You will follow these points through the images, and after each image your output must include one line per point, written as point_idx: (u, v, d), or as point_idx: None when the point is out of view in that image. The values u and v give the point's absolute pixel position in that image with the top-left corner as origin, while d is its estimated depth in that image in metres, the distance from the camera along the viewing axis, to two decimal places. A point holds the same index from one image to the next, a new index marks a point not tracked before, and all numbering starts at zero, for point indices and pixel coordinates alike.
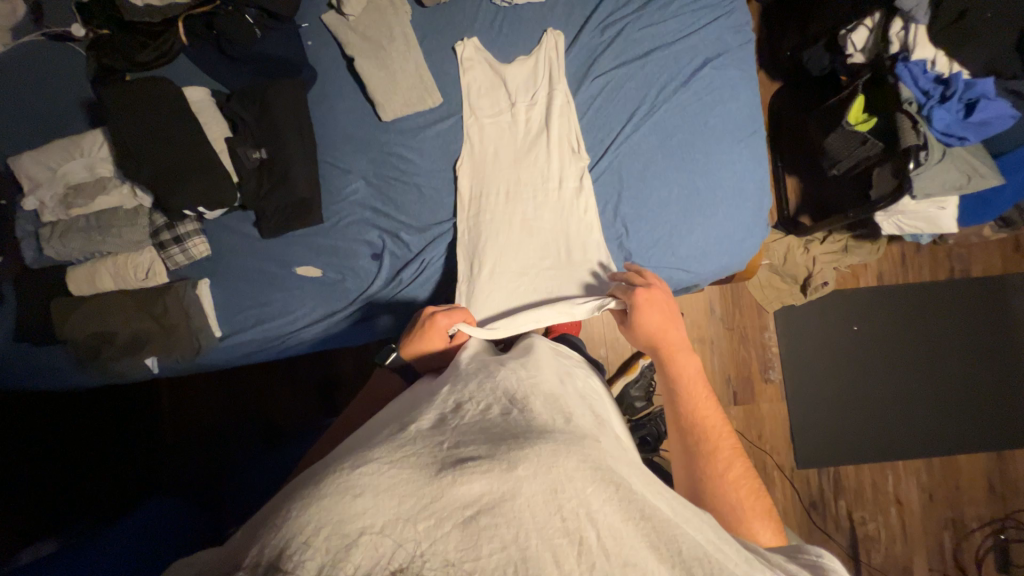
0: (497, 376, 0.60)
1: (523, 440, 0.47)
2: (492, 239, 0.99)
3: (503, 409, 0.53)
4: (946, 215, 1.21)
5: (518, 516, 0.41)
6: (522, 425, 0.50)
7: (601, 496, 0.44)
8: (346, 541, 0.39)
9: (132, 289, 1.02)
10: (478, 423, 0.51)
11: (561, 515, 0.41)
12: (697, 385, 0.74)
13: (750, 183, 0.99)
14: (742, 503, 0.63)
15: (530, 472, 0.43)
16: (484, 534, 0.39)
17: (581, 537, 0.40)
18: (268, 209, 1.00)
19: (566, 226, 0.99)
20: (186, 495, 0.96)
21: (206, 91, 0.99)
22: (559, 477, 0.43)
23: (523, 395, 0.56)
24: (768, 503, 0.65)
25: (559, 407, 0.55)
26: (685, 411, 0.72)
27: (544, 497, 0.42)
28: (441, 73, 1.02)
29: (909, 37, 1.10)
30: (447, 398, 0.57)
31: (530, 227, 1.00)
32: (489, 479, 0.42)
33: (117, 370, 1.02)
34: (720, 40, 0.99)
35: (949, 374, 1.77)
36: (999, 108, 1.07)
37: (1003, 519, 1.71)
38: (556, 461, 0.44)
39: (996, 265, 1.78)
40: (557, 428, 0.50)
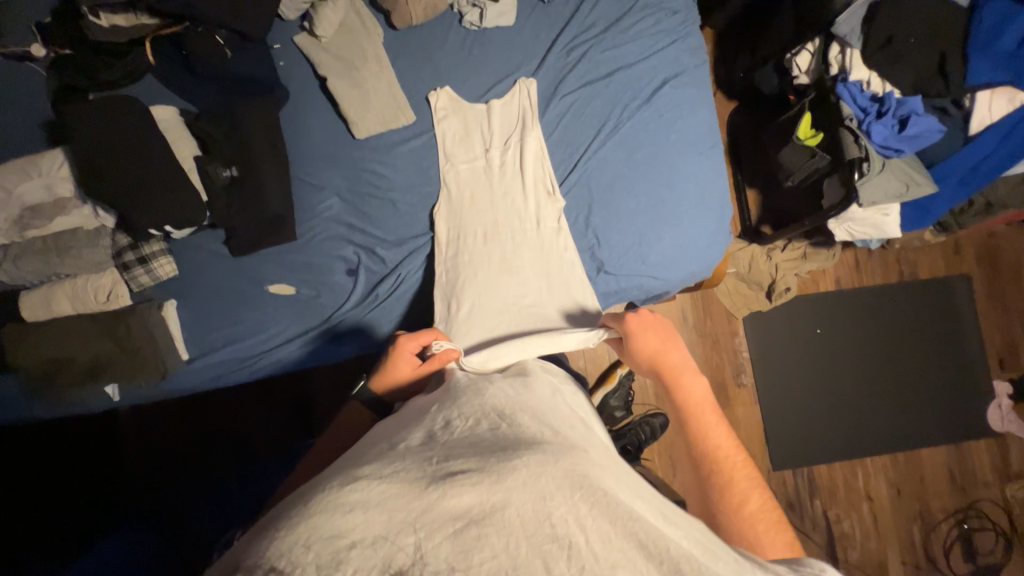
0: (485, 395, 0.64)
1: (511, 452, 0.48)
2: (471, 277, 0.99)
3: (491, 424, 0.55)
4: (890, 221, 1.30)
5: (509, 523, 0.41)
6: (510, 437, 0.51)
7: (590, 500, 0.43)
8: (336, 556, 0.38)
9: (92, 313, 0.97)
10: (467, 438, 0.52)
11: (553, 521, 0.41)
12: (702, 404, 0.73)
13: (712, 193, 1.04)
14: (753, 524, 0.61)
15: (521, 481, 0.43)
16: (477, 545, 0.39)
17: (570, 543, 0.40)
18: (240, 226, 0.99)
19: (546, 262, 1.01)
20: (148, 529, 0.90)
21: (174, 111, 0.98)
22: (547, 486, 0.44)
23: (510, 412, 0.59)
24: (784, 524, 0.63)
25: (545, 422, 0.58)
26: (694, 437, 0.71)
27: (533, 506, 0.42)
28: (413, 92, 1.05)
29: (846, 60, 1.21)
30: (437, 417, 0.59)
31: (509, 263, 1.01)
32: (479, 488, 0.43)
33: (72, 400, 0.96)
34: (677, 61, 1.05)
35: (906, 372, 1.87)
36: (928, 124, 1.18)
37: (966, 509, 1.79)
38: (544, 470, 0.45)
39: (940, 267, 1.91)
40: (544, 440, 0.52)
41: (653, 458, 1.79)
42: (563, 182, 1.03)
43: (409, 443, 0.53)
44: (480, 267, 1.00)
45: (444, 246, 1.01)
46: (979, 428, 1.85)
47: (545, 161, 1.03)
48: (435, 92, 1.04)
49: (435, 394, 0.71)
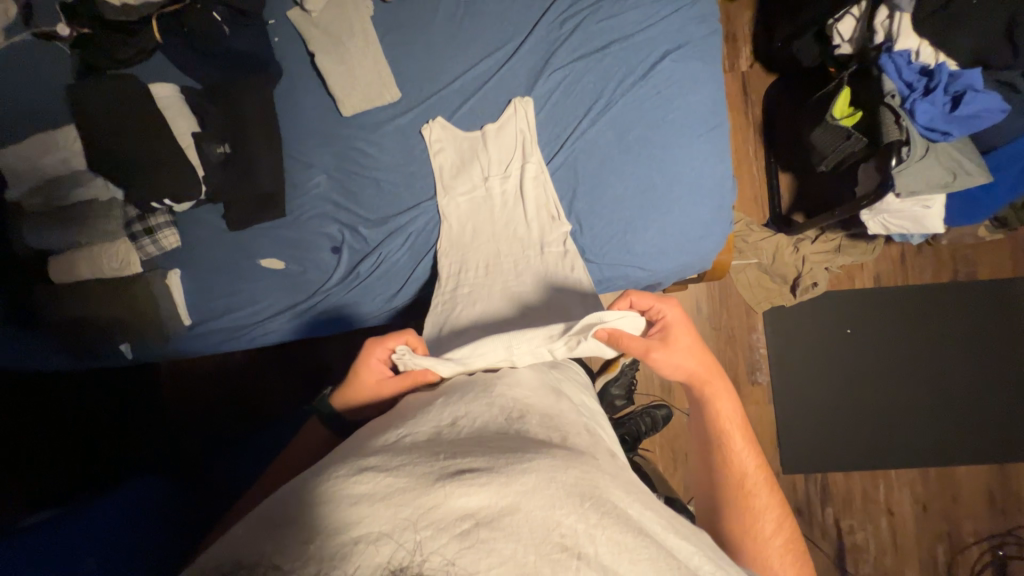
0: (494, 392, 0.62)
1: (521, 455, 0.48)
2: (466, 308, 0.92)
3: (500, 427, 0.55)
4: (932, 214, 1.14)
5: (514, 525, 0.42)
6: (516, 441, 0.52)
7: (599, 510, 0.45)
8: (354, 540, 0.41)
9: (104, 278, 1.06)
10: (475, 437, 0.53)
11: (562, 528, 0.43)
12: (732, 426, 0.78)
13: (712, 178, 0.96)
14: (765, 546, 0.70)
15: (529, 487, 0.44)
16: (485, 542, 0.41)
17: (579, 552, 0.42)
18: (234, 202, 1.04)
19: (548, 287, 0.92)
20: (171, 479, 1.04)
21: (174, 88, 1.02)
22: (555, 494, 0.45)
23: (518, 413, 0.58)
24: (790, 537, 0.73)
25: (553, 425, 0.58)
26: (718, 454, 0.77)
27: (541, 513, 0.43)
28: (401, 67, 1.02)
29: (893, 26, 1.06)
30: (451, 411, 0.58)
31: (508, 293, 0.93)
32: (486, 491, 0.43)
33: (93, 352, 1.09)
34: (682, 31, 0.96)
35: (951, 381, 1.69)
36: (987, 102, 1.01)
37: (1004, 535, 1.63)
38: (554, 478, 0.46)
39: (1005, 267, 1.68)
40: (553, 448, 0.51)
41: (653, 449, 1.75)
42: (551, 167, 0.98)
43: (417, 437, 0.54)
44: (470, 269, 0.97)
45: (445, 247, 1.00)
46: None
47: (527, 141, 0.98)
48: (428, 126, 1.01)
49: (447, 383, 0.70)
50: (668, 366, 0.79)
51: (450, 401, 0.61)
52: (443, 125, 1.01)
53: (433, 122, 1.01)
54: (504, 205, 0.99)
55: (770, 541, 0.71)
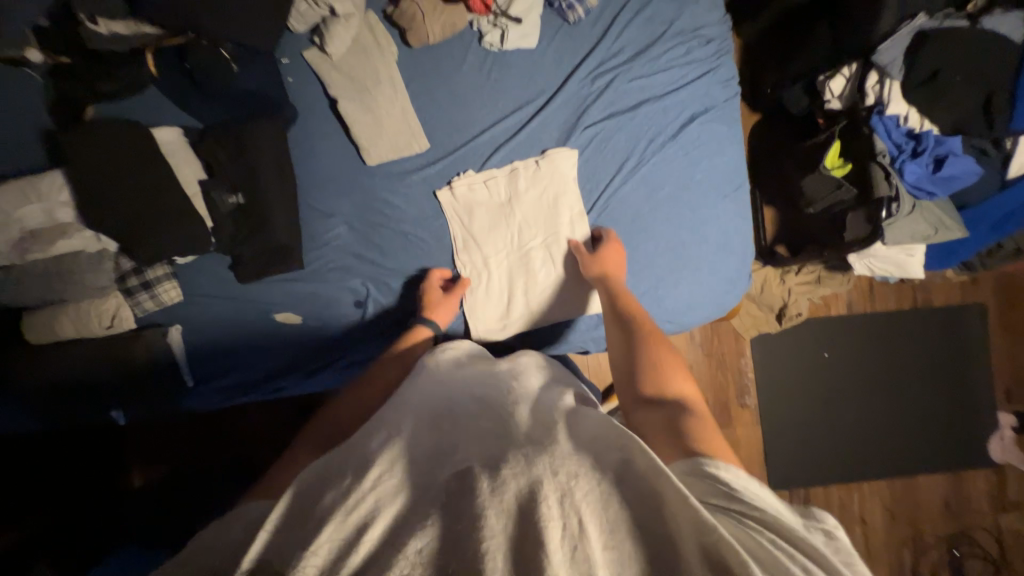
0: (493, 397, 0.67)
1: (509, 450, 0.53)
2: (462, 230, 1.00)
3: (497, 418, 0.61)
4: (915, 261, 1.28)
5: (506, 504, 0.46)
6: (511, 429, 0.58)
7: (574, 481, 0.47)
8: (367, 517, 0.47)
9: (93, 337, 0.96)
10: (473, 434, 0.58)
11: (544, 506, 0.44)
12: (665, 355, 0.76)
13: (736, 236, 1.00)
14: (671, 387, 0.70)
15: (516, 470, 0.49)
16: (472, 518, 0.45)
17: (567, 524, 0.44)
18: (245, 255, 0.96)
19: (539, 214, 1.00)
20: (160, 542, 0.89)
21: (178, 131, 0.94)
22: (535, 472, 0.48)
23: (510, 406, 0.64)
24: (700, 395, 0.71)
25: (543, 415, 0.62)
26: (647, 365, 0.74)
27: (526, 493, 0.46)
28: (429, 116, 0.99)
29: (883, 92, 1.14)
30: (468, 407, 0.66)
31: (498, 222, 1.00)
32: (486, 481, 0.48)
33: (82, 418, 0.99)
34: (707, 95, 0.99)
35: (912, 399, 1.86)
36: (964, 165, 1.14)
37: (958, 536, 1.81)
38: (538, 460, 0.50)
39: (956, 296, 1.87)
40: (543, 437, 0.55)
41: None
42: (577, 221, 0.99)
43: (439, 429, 0.62)
44: (502, 323, 1.01)
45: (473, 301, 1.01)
46: (979, 457, 1.85)
47: (559, 197, 0.99)
48: (458, 177, 1.00)
49: (467, 376, 0.77)
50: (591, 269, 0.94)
51: (466, 399, 0.68)
52: (471, 176, 0.99)
53: (459, 174, 1.00)
54: (530, 262, 1.01)
55: (680, 388, 0.70)
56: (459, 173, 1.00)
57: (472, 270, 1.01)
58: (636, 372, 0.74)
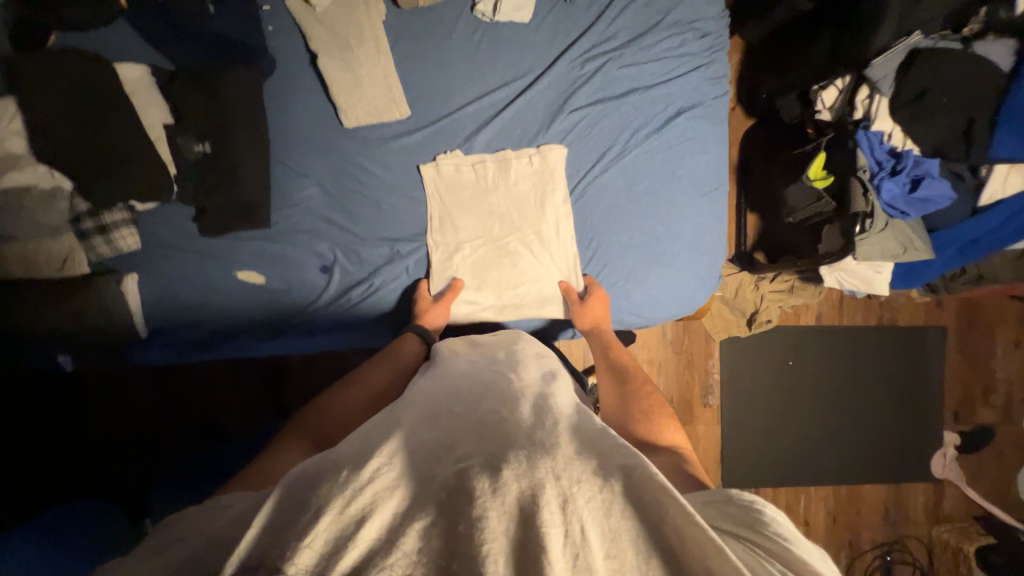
0: (497, 388, 0.69)
1: (509, 448, 0.53)
2: (446, 213, 0.99)
3: (496, 414, 0.61)
4: (881, 278, 1.31)
5: (507, 507, 0.46)
6: (512, 427, 0.58)
7: (582, 494, 0.48)
8: (364, 509, 0.45)
9: (40, 279, 0.91)
10: (473, 429, 0.59)
11: (546, 514, 0.45)
12: (656, 403, 0.84)
13: (709, 236, 1.01)
14: (663, 439, 0.77)
15: (517, 472, 0.49)
16: (473, 519, 0.45)
17: (568, 529, 0.45)
18: (207, 208, 0.93)
19: (522, 202, 0.99)
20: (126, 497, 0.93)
21: (144, 69, 0.89)
22: (539, 476, 0.49)
23: (511, 401, 0.65)
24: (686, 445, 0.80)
25: (543, 410, 0.64)
26: (642, 413, 0.82)
27: (527, 493, 0.47)
28: (412, 82, 0.96)
29: (872, 107, 1.16)
30: (468, 399, 0.66)
31: (482, 204, 0.99)
32: (487, 482, 0.48)
33: (23, 365, 0.96)
34: (696, 90, 0.98)
35: (866, 412, 1.93)
36: (940, 188, 1.16)
37: (892, 543, 1.90)
38: (541, 464, 0.50)
39: (919, 316, 1.93)
40: (545, 439, 0.56)
41: None
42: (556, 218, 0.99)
43: (437, 425, 0.61)
44: (466, 304, 1.01)
45: (438, 278, 1.00)
46: (921, 472, 1.93)
47: (546, 194, 0.98)
48: (444, 154, 0.97)
49: (465, 369, 0.77)
50: (585, 317, 0.97)
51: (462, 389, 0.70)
52: (458, 156, 0.97)
53: (446, 155, 0.97)
54: (510, 251, 1.01)
55: (672, 438, 0.78)
56: (445, 151, 0.98)
57: (443, 249, 1.00)
58: (632, 420, 0.80)
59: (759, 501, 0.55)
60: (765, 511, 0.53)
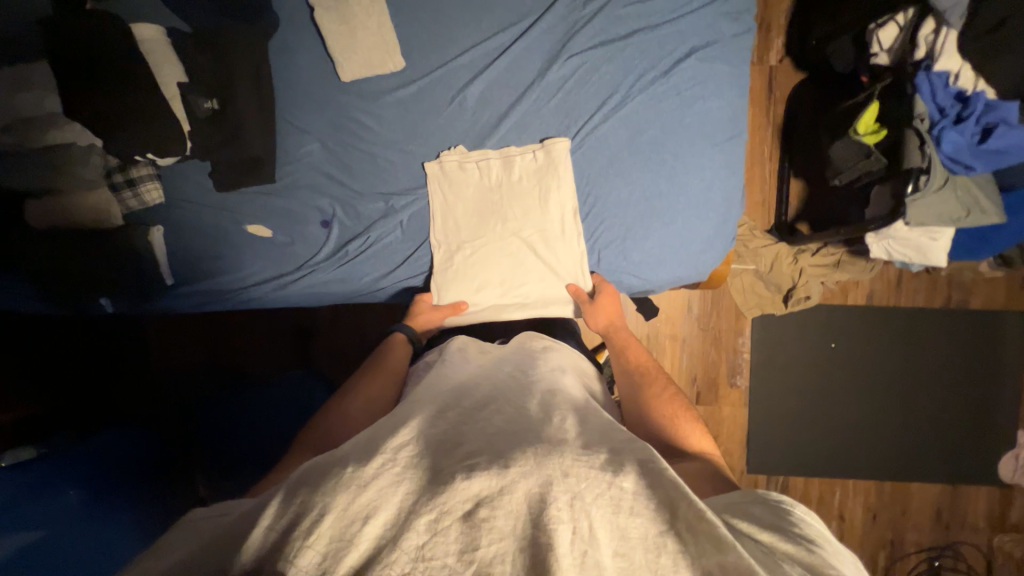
0: (511, 388, 0.69)
1: (517, 445, 0.53)
2: (451, 207, 0.99)
3: (506, 413, 0.62)
4: (937, 246, 1.14)
5: (516, 506, 0.46)
6: (519, 424, 0.59)
7: (592, 492, 0.47)
8: (366, 511, 0.46)
9: (81, 228, 1.01)
10: (483, 430, 0.58)
11: (554, 512, 0.45)
12: (677, 404, 0.81)
13: (719, 192, 0.94)
14: (687, 441, 0.74)
15: (526, 471, 0.49)
16: (476, 520, 0.45)
17: (575, 527, 0.45)
18: (221, 163, 1.00)
19: (526, 194, 0.96)
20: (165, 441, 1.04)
21: (161, 31, 0.94)
22: (549, 471, 0.49)
23: (522, 402, 0.65)
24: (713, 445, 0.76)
25: (549, 406, 0.64)
26: (663, 415, 0.78)
27: (538, 490, 0.47)
28: (408, 33, 0.94)
29: (937, 43, 0.97)
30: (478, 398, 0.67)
31: (486, 194, 0.98)
32: (491, 478, 0.48)
33: (73, 306, 1.08)
34: (712, 27, 0.89)
35: (922, 404, 1.73)
36: (1020, 137, 0.97)
37: (942, 548, 1.72)
38: (548, 462, 0.50)
39: (997, 300, 1.68)
40: (554, 435, 0.56)
41: None
42: (536, 183, 0.95)
43: (444, 418, 0.62)
44: (465, 265, 0.99)
45: (440, 279, 1.00)
46: (985, 473, 1.72)
47: (550, 191, 0.95)
48: (447, 151, 0.97)
49: (475, 369, 0.78)
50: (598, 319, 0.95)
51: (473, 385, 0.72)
52: (463, 153, 0.97)
53: (450, 151, 0.97)
54: (512, 251, 0.99)
55: (698, 442, 0.74)
56: (442, 111, 0.96)
57: (446, 249, 1.00)
58: (655, 423, 0.77)
59: (787, 502, 0.54)
60: (793, 512, 0.52)
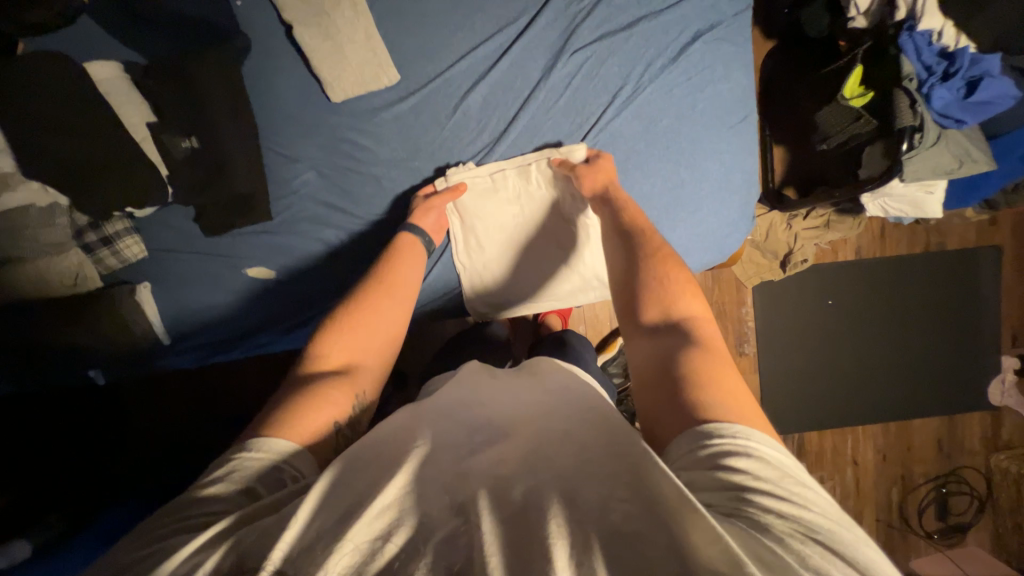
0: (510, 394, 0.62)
1: (520, 466, 0.49)
2: (470, 224, 0.95)
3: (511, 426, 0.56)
4: (933, 199, 1.19)
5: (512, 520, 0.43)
6: (526, 437, 0.53)
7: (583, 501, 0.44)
8: (379, 535, 0.43)
9: (50, 298, 0.89)
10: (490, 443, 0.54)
11: (554, 524, 0.41)
12: (673, 277, 0.70)
13: (739, 173, 0.94)
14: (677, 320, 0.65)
15: (526, 490, 0.46)
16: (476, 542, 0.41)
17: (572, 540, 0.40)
18: (209, 205, 0.89)
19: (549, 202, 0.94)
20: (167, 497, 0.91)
21: (119, 66, 0.85)
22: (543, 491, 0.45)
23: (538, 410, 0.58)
24: (711, 318, 0.67)
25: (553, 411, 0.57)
26: (654, 290, 0.68)
27: (525, 510, 0.44)
28: (398, 43, 0.88)
29: (916, 4, 1.04)
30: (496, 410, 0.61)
31: (504, 205, 0.94)
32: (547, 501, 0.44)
33: (53, 383, 0.97)
34: (713, 9, 0.88)
35: (915, 344, 1.83)
36: (1000, 88, 1.03)
37: (947, 475, 1.84)
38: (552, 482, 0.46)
39: (970, 239, 1.80)
40: (582, 438, 0.51)
41: None
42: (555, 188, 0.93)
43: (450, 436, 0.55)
44: (488, 280, 0.97)
45: (469, 294, 0.98)
46: (976, 400, 1.85)
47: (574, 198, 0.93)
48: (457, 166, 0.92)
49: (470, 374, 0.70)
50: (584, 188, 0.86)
51: (486, 379, 0.67)
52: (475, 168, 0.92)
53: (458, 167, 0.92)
54: (538, 261, 0.97)
55: (691, 317, 0.65)
56: (444, 123, 0.91)
57: (470, 271, 0.96)
58: (639, 293, 0.69)
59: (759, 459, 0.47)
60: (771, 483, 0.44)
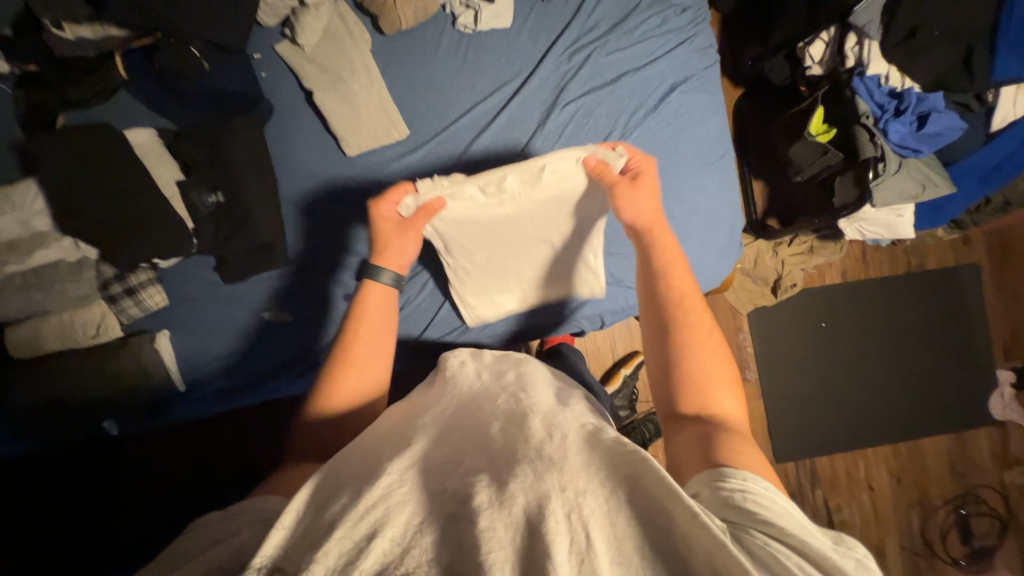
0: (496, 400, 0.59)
1: (512, 462, 0.46)
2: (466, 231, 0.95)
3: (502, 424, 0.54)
4: (904, 222, 1.28)
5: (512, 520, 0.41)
6: (514, 436, 0.51)
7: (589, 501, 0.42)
8: (370, 528, 0.41)
9: (74, 348, 0.93)
10: (480, 441, 0.52)
11: (551, 523, 0.39)
12: (712, 353, 0.71)
13: (723, 204, 1.02)
14: (713, 405, 0.66)
15: (525, 484, 0.43)
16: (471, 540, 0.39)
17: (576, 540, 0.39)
18: (233, 253, 0.94)
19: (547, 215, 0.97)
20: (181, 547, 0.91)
21: (152, 133, 0.92)
22: (542, 487, 0.43)
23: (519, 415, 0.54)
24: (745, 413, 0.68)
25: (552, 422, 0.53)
26: (692, 364, 0.70)
27: (525, 508, 0.41)
28: (407, 103, 0.98)
29: (863, 53, 1.16)
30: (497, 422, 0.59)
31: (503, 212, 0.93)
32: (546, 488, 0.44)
33: (61, 445, 0.95)
34: (684, 64, 1.00)
35: (912, 362, 1.87)
36: (948, 119, 1.15)
37: (965, 496, 1.81)
38: (547, 473, 0.44)
39: (949, 258, 1.88)
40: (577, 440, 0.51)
41: None
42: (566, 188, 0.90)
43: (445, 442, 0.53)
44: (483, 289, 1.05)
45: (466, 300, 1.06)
46: (980, 416, 1.86)
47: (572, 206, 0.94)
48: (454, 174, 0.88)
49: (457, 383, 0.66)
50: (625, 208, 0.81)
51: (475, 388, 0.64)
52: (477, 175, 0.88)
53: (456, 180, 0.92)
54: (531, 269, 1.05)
55: (727, 407, 0.66)
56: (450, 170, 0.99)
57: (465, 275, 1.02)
58: (677, 362, 0.70)
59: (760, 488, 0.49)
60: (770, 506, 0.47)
